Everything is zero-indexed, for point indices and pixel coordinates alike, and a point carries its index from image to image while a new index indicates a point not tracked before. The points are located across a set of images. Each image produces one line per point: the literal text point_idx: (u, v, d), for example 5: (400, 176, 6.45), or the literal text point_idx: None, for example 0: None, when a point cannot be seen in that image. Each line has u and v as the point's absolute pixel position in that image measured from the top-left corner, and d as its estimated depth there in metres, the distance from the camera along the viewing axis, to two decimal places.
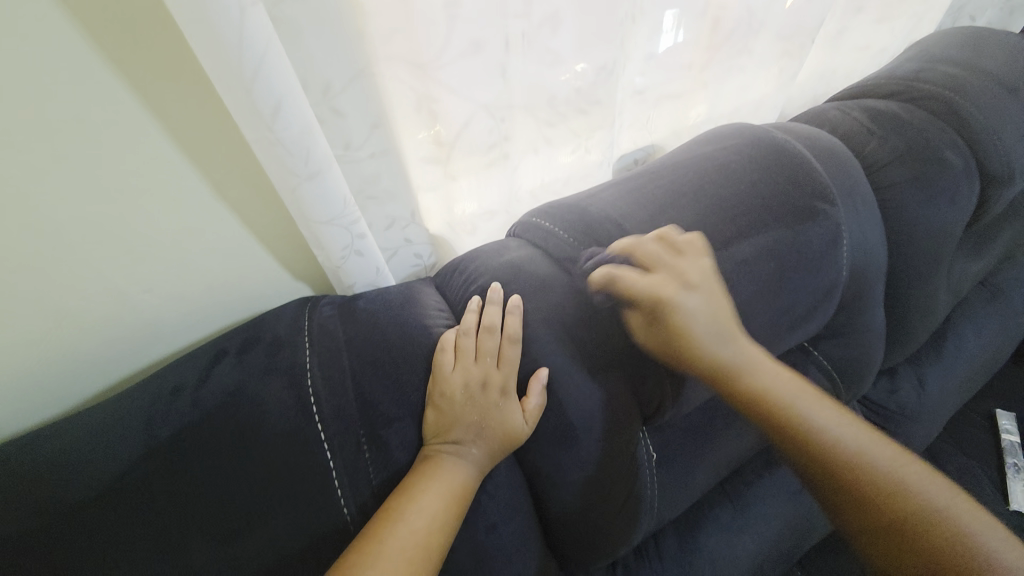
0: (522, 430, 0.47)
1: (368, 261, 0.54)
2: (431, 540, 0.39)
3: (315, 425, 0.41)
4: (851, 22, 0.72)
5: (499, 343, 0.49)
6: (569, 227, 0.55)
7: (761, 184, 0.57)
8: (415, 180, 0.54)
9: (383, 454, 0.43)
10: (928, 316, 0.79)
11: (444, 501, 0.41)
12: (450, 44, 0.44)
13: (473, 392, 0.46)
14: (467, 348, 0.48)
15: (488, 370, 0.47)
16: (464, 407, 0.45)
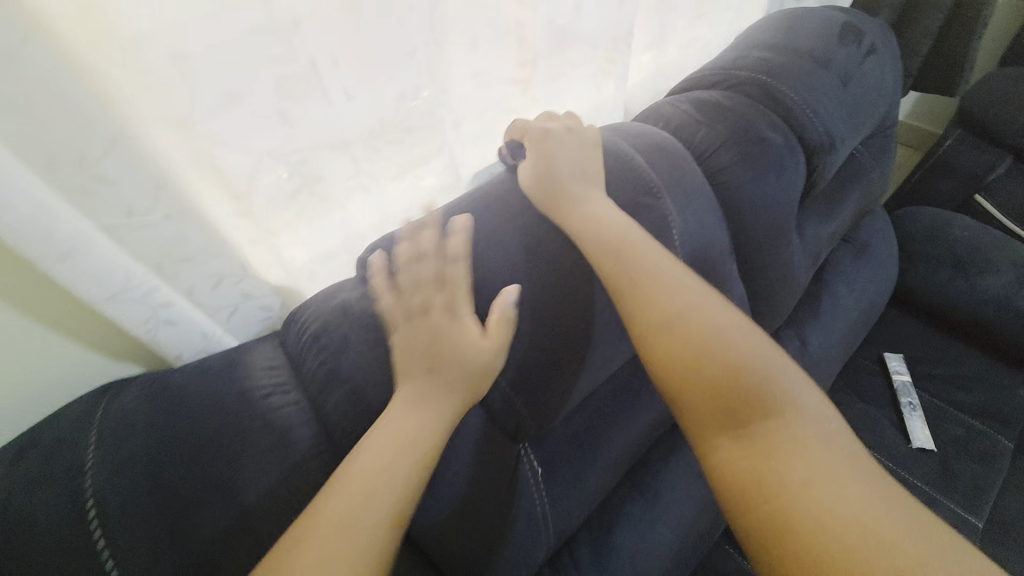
0: (484, 342, 0.49)
1: (187, 325, 0.51)
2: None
3: (88, 531, 0.38)
4: (667, 22, 0.76)
5: (410, 388, 0.47)
6: (399, 261, 0.52)
7: (587, 187, 0.57)
8: (232, 236, 0.51)
9: (183, 545, 0.39)
10: (787, 282, 0.84)
11: (336, 550, 0.35)
12: (202, 98, 0.40)
13: (383, 447, 0.42)
14: (409, 285, 0.51)
15: (396, 417, 0.45)
16: (379, 461, 0.41)
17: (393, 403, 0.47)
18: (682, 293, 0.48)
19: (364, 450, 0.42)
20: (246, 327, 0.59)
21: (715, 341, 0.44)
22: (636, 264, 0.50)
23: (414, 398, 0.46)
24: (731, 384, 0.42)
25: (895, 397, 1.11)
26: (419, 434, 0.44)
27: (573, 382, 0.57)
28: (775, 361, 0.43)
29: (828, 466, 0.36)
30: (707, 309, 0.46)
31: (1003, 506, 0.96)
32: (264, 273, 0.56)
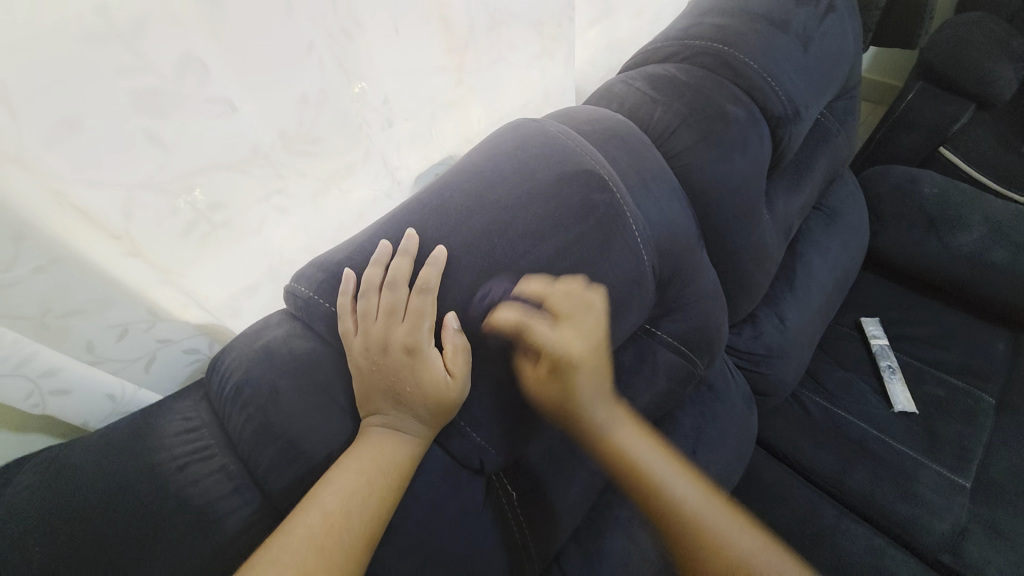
0: (445, 384, 0.45)
1: (88, 386, 0.44)
2: None
3: None
4: None
5: (352, 465, 0.41)
6: (330, 293, 0.46)
7: (537, 185, 0.51)
8: (131, 280, 0.44)
9: None
10: (760, 261, 0.80)
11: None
12: (38, 126, 0.33)
13: (308, 553, 0.37)
14: (366, 314, 0.45)
15: (329, 507, 0.39)
16: (297, 570, 0.36)
17: (323, 484, 0.40)
18: (627, 434, 0.60)
19: (284, 554, 0.36)
20: (172, 374, 0.52)
21: (670, 496, 0.61)
22: (607, 434, 0.59)
23: (365, 468, 0.41)
24: (676, 513, 0.60)
25: (875, 361, 1.10)
26: (350, 529, 0.39)
27: (540, 404, 0.51)
28: (670, 472, 0.63)
29: (727, 523, 0.60)
30: (632, 452, 0.61)
31: (987, 463, 0.96)
32: (179, 314, 0.48)
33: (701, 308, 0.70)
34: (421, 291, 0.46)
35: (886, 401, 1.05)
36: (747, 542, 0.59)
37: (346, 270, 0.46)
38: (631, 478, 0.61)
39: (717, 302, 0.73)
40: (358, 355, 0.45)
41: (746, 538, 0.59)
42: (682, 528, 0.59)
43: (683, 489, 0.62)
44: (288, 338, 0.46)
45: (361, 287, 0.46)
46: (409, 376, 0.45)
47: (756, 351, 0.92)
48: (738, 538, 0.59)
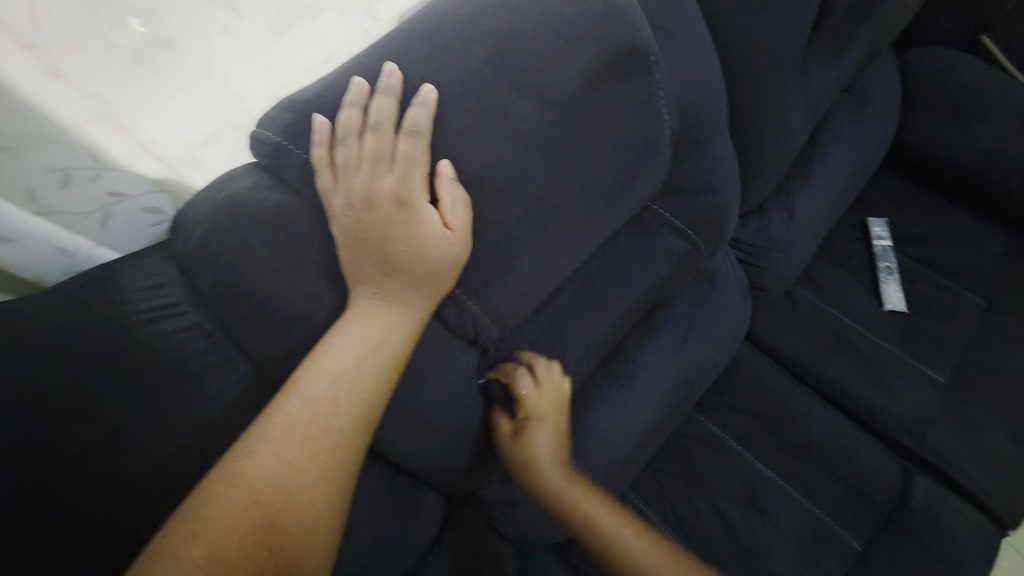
0: (443, 241, 0.40)
1: (44, 240, 0.40)
2: (277, 494, 0.31)
3: None
4: None
5: (335, 349, 0.37)
6: (298, 135, 0.39)
7: (547, 14, 0.42)
8: (61, 110, 0.36)
9: (84, 498, 0.34)
10: (783, 141, 0.73)
11: (280, 458, 0.32)
12: None
13: (290, 442, 0.33)
14: (344, 164, 0.39)
15: (313, 395, 0.35)
16: (282, 457, 0.32)
17: (305, 374, 0.36)
18: (613, 526, 0.58)
19: (261, 446, 0.33)
20: (136, 235, 0.47)
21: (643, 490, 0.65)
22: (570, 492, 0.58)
23: (353, 352, 0.37)
24: (613, 548, 0.56)
25: (874, 261, 1.08)
26: (336, 421, 0.35)
27: (539, 276, 0.48)
28: (618, 526, 0.58)
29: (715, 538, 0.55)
30: (622, 542, 0.56)
31: (964, 360, 0.99)
32: (130, 164, 0.42)
33: (714, 188, 0.64)
34: (409, 135, 0.39)
35: (877, 300, 1.05)
36: None
37: (318, 116, 0.39)
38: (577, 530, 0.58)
39: (731, 183, 0.67)
40: (341, 213, 0.40)
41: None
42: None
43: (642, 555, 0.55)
44: (255, 191, 0.40)
45: (338, 134, 0.39)
46: (399, 232, 0.40)
47: (760, 244, 0.88)
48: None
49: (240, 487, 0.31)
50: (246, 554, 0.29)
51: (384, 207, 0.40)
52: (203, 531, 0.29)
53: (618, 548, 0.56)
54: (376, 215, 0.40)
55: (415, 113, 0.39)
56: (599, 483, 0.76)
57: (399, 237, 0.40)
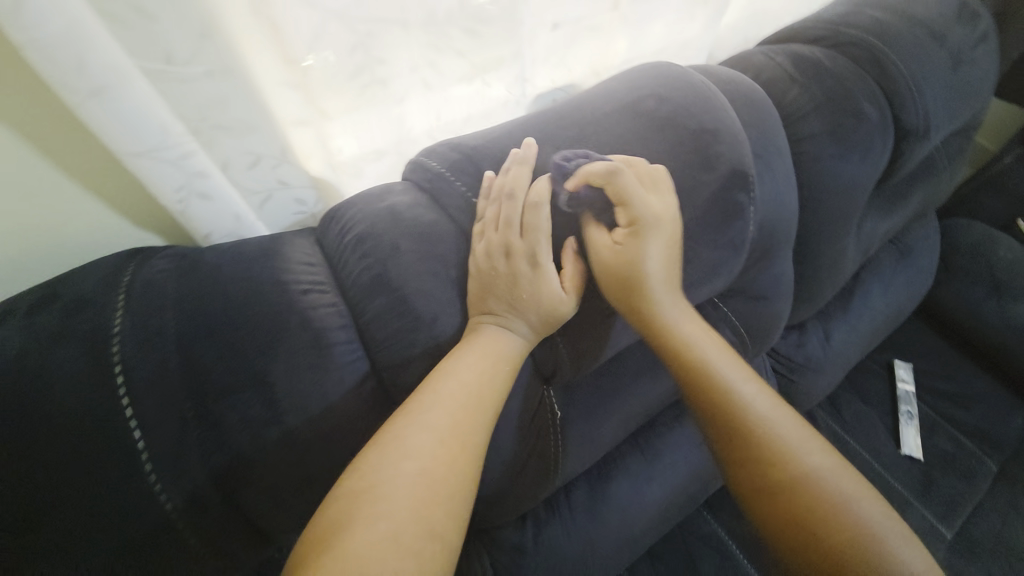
0: (557, 301, 0.46)
1: (224, 204, 0.47)
2: (456, 442, 0.38)
3: (119, 400, 0.35)
4: None
5: (477, 346, 0.43)
6: (460, 173, 0.48)
7: (669, 132, 0.52)
8: (278, 111, 0.46)
9: (217, 434, 0.37)
10: (835, 271, 0.81)
11: (452, 416, 0.39)
12: None
13: (456, 409, 0.39)
14: (491, 218, 0.47)
15: (465, 367, 0.41)
16: (451, 420, 0.38)
17: (462, 348, 0.43)
18: (773, 412, 0.45)
19: (437, 407, 0.39)
20: (278, 220, 0.55)
21: (714, 383, 0.46)
22: (675, 332, 0.48)
23: (488, 354, 0.43)
24: (767, 445, 0.43)
25: (895, 403, 1.12)
26: (484, 400, 0.41)
27: (617, 336, 0.54)
28: (776, 410, 0.45)
29: (799, 438, 0.44)
30: (780, 434, 0.44)
31: (974, 522, 0.99)
32: (303, 160, 0.51)
33: (771, 298, 0.71)
34: (542, 203, 0.46)
35: (895, 442, 1.07)
36: (839, 476, 0.41)
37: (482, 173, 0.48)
38: (723, 423, 0.45)
39: (783, 297, 0.74)
40: (479, 257, 0.46)
41: (790, 429, 0.44)
42: (747, 481, 0.43)
43: (800, 440, 0.43)
44: (411, 210, 0.47)
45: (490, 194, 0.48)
46: (524, 284, 0.45)
47: (795, 359, 0.93)
48: (777, 431, 0.44)
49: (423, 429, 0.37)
50: (437, 479, 0.35)
51: (514, 259, 0.45)
52: (404, 458, 0.35)
53: (786, 472, 0.42)
54: (508, 266, 0.45)
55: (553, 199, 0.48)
56: (603, 551, 0.77)
57: (521, 290, 0.45)
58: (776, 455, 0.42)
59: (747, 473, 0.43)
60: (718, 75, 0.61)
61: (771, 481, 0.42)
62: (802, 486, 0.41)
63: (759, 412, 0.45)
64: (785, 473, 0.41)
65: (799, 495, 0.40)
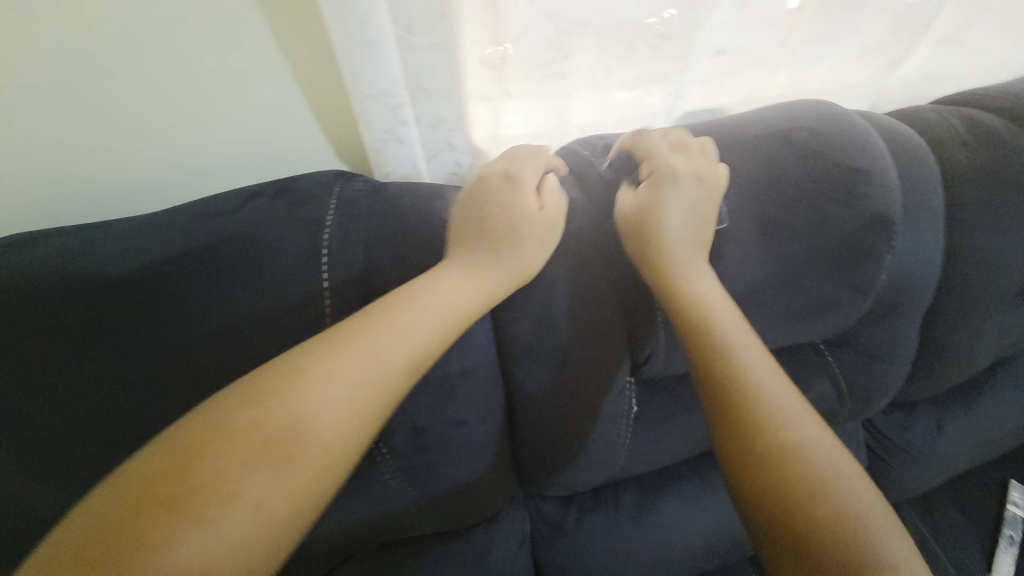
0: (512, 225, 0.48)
1: (406, 152, 0.57)
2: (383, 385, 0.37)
3: (320, 272, 0.46)
4: (969, 28, 0.68)
5: (433, 293, 0.43)
6: (610, 162, 0.55)
7: (820, 165, 0.52)
8: (472, 83, 0.55)
9: None
10: (967, 356, 0.74)
11: (354, 346, 0.37)
12: None
13: (365, 334, 0.38)
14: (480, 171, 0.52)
15: (381, 341, 0.38)
16: (362, 348, 0.37)
17: (389, 318, 0.40)
18: (784, 399, 0.41)
19: (353, 331, 0.38)
20: (437, 174, 0.65)
21: (731, 362, 0.43)
22: (692, 289, 0.47)
23: (440, 300, 0.43)
24: (775, 433, 0.39)
25: (1003, 526, 0.98)
26: (418, 340, 0.40)
27: None
28: (790, 399, 0.42)
29: (796, 413, 0.41)
30: (790, 428, 0.40)
31: None
32: (473, 129, 0.60)
33: (883, 360, 0.68)
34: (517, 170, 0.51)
35: (993, 568, 0.94)
36: (851, 487, 0.37)
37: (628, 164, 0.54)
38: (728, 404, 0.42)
39: (899, 368, 0.71)
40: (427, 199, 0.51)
41: (810, 424, 0.40)
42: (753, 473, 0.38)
43: (811, 439, 0.39)
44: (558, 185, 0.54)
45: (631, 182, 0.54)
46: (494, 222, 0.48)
47: (892, 440, 0.88)
48: (795, 422, 0.40)
49: (283, 381, 0.34)
50: (329, 405, 0.34)
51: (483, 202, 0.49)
52: (323, 383, 0.34)
53: (783, 460, 0.38)
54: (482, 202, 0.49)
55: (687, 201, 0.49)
56: (638, 559, 0.78)
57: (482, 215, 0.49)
58: (783, 427, 0.40)
59: (749, 458, 0.39)
60: (880, 122, 0.60)
61: (782, 471, 0.37)
62: (814, 488, 0.36)
63: (777, 399, 0.41)
64: (797, 462, 0.38)
65: (810, 507, 0.36)
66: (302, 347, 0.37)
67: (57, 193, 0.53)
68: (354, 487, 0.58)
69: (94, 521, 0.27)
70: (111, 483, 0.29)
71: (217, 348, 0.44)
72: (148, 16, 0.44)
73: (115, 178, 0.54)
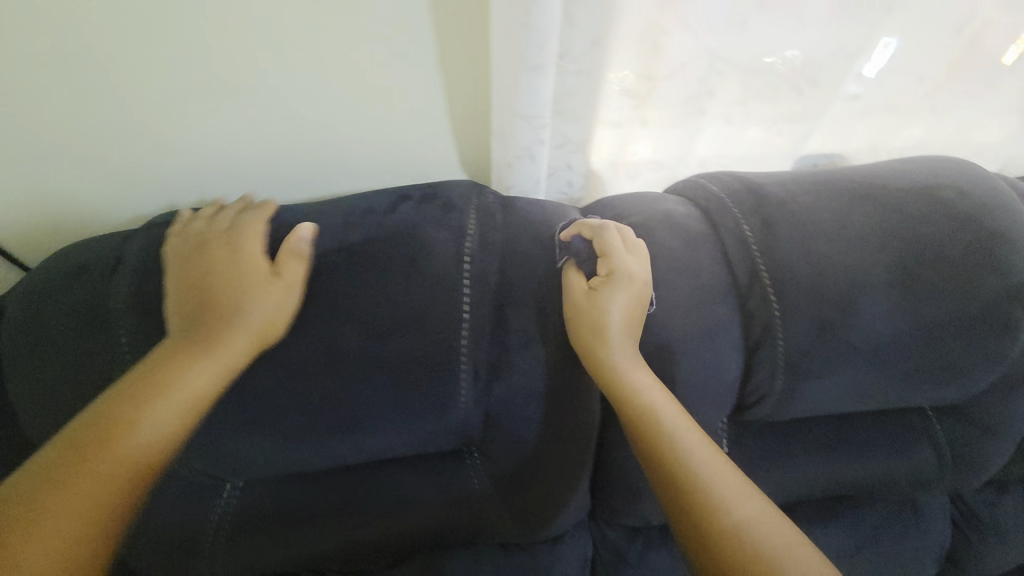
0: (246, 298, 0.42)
1: (532, 169, 0.58)
2: (220, 374, 0.40)
3: (460, 278, 0.48)
4: None
5: (245, 268, 0.43)
6: (737, 199, 0.52)
7: (967, 228, 0.51)
8: (608, 111, 0.56)
9: (501, 329, 0.49)
10: None
11: (206, 329, 0.40)
12: None
13: (202, 310, 0.41)
14: (198, 222, 0.46)
15: (194, 380, 0.39)
16: (223, 333, 0.40)
17: (212, 338, 0.41)
18: (664, 415, 0.43)
19: (231, 322, 0.41)
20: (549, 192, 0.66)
21: (628, 389, 0.45)
22: (603, 326, 0.46)
23: (267, 300, 0.43)
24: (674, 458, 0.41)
25: None
26: (216, 306, 0.42)
27: (826, 401, 0.54)
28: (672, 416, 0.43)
29: (687, 437, 0.42)
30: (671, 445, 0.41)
31: None
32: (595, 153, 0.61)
33: (992, 435, 0.66)
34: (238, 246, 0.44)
35: None
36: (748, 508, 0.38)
37: (761, 202, 0.51)
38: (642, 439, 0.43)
39: (1005, 450, 0.68)
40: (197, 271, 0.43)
41: (702, 446, 0.42)
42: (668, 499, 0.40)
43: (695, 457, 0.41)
44: (685, 218, 0.53)
45: (760, 221, 0.51)
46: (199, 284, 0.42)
47: (981, 516, 0.84)
48: (689, 449, 0.41)
49: (89, 453, 0.34)
50: (156, 394, 0.37)
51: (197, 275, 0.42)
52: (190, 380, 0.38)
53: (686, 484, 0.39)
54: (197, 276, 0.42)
55: (828, 251, 0.49)
56: None
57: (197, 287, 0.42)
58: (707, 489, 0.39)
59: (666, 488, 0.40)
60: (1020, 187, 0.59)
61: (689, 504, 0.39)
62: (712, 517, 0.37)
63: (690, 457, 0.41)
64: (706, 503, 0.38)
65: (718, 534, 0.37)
66: (130, 378, 0.38)
67: (221, 169, 0.59)
68: (444, 486, 0.60)
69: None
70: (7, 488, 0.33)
71: (355, 341, 0.45)
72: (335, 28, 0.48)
73: (264, 162, 0.60)
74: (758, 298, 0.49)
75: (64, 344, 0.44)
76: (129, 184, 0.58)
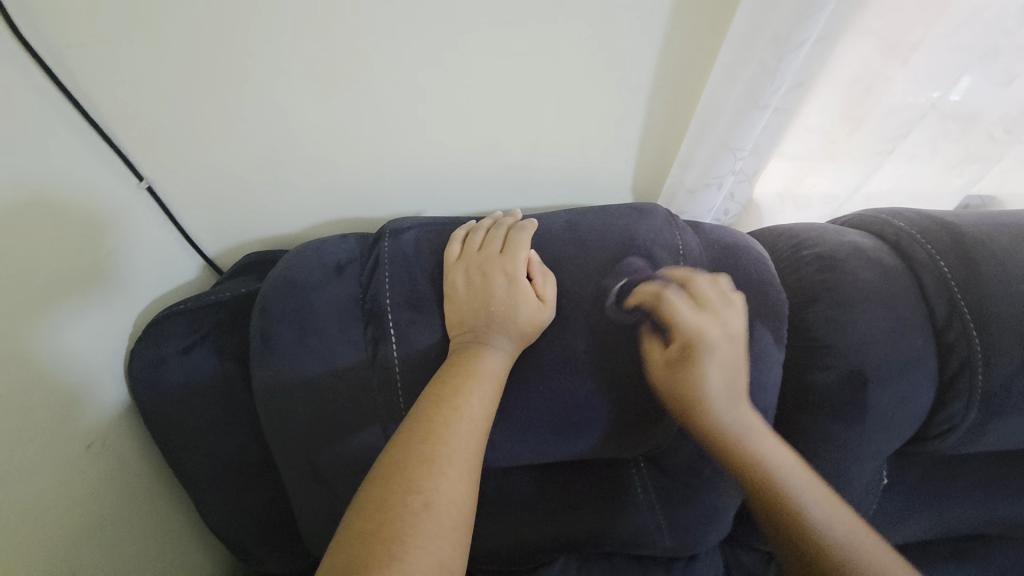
0: (528, 320, 0.48)
1: (714, 198, 0.62)
2: (497, 371, 0.44)
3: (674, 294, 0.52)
4: None
5: (497, 274, 0.49)
6: (930, 235, 0.55)
7: None
8: (792, 147, 0.60)
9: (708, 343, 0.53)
10: None
11: (482, 325, 0.47)
12: (940, 39, 0.49)
13: (470, 302, 0.48)
14: (470, 248, 0.51)
15: (491, 368, 0.44)
16: (488, 320, 0.47)
17: (492, 336, 0.46)
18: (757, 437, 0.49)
19: (494, 315, 0.47)
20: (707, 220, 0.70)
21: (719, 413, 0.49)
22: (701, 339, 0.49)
23: (513, 293, 0.48)
24: (756, 466, 0.48)
25: None
26: (481, 305, 0.48)
27: (1009, 437, 0.55)
28: (764, 431, 0.49)
29: (770, 448, 0.48)
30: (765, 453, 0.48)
31: None
32: (764, 185, 0.66)
33: None
34: (508, 269, 0.49)
35: None
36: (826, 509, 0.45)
37: (957, 238, 0.53)
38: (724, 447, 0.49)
39: None
40: (468, 292, 0.49)
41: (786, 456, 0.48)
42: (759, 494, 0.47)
43: (778, 465, 0.47)
44: (873, 248, 0.56)
45: (960, 256, 0.52)
46: (479, 304, 0.48)
47: None
48: (773, 453, 0.48)
49: (423, 448, 0.36)
50: (457, 387, 0.41)
51: (478, 296, 0.48)
52: (481, 381, 0.43)
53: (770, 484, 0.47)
54: (477, 297, 0.48)
55: None
56: None
57: (473, 306, 0.48)
58: (793, 508, 0.45)
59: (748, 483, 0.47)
60: None
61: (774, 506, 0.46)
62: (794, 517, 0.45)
63: (786, 490, 0.46)
64: (796, 520, 0.45)
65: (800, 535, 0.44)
66: (436, 386, 0.42)
67: (417, 181, 0.64)
68: (607, 494, 0.63)
69: (350, 536, 0.32)
70: (362, 495, 0.34)
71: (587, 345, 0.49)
72: (575, 66, 0.54)
73: (462, 182, 0.65)
74: (959, 330, 0.51)
75: (326, 338, 0.49)
76: (338, 193, 0.63)
